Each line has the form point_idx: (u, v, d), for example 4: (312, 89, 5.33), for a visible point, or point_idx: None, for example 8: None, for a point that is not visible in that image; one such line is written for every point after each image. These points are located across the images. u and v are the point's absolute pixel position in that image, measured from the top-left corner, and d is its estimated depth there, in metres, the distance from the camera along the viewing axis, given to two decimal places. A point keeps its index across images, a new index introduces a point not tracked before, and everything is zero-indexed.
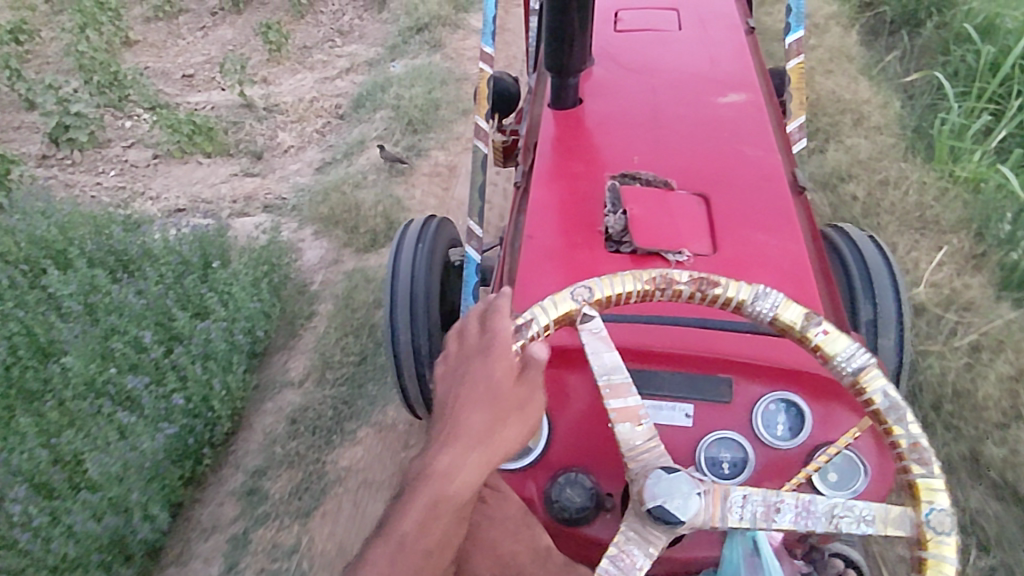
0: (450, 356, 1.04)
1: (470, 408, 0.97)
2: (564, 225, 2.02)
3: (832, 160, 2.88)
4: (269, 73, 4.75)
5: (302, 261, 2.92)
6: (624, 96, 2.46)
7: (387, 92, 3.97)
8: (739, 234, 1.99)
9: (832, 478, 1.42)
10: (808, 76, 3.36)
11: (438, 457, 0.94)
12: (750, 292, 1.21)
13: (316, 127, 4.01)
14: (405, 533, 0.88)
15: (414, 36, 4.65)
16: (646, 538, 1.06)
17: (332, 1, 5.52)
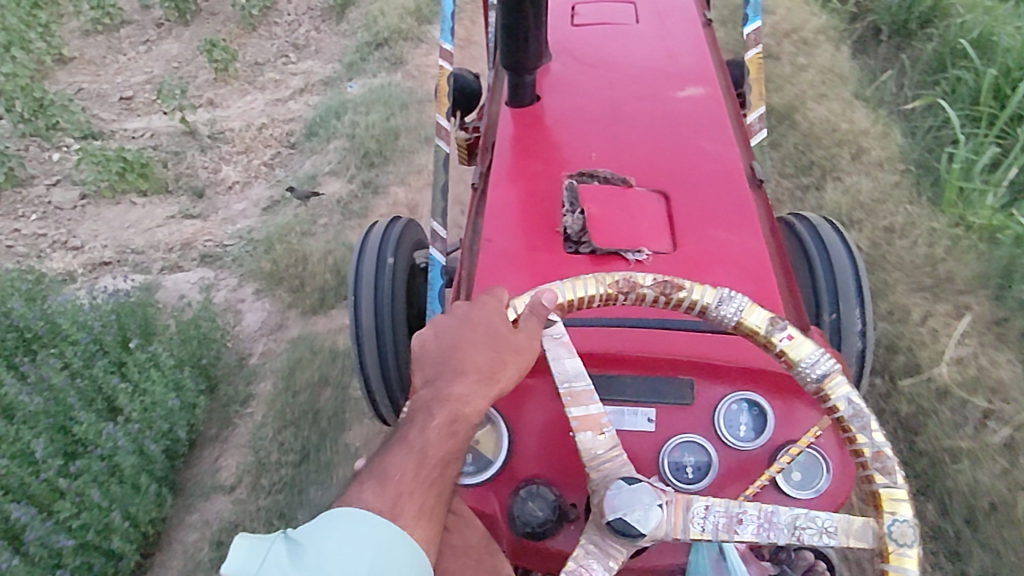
0: (447, 315, 1.20)
1: (475, 349, 1.13)
2: (522, 229, 1.90)
3: (830, 202, 2.65)
4: (216, 94, 4.35)
5: (241, 328, 2.62)
6: (581, 92, 2.30)
7: (341, 119, 3.59)
8: (703, 233, 1.90)
9: (796, 478, 1.37)
10: (800, 102, 3.08)
11: (451, 386, 1.09)
12: (714, 296, 1.25)
13: (264, 159, 3.65)
14: (427, 442, 1.02)
15: (374, 52, 4.28)
16: (606, 551, 1.10)
17: (287, 13, 5.13)
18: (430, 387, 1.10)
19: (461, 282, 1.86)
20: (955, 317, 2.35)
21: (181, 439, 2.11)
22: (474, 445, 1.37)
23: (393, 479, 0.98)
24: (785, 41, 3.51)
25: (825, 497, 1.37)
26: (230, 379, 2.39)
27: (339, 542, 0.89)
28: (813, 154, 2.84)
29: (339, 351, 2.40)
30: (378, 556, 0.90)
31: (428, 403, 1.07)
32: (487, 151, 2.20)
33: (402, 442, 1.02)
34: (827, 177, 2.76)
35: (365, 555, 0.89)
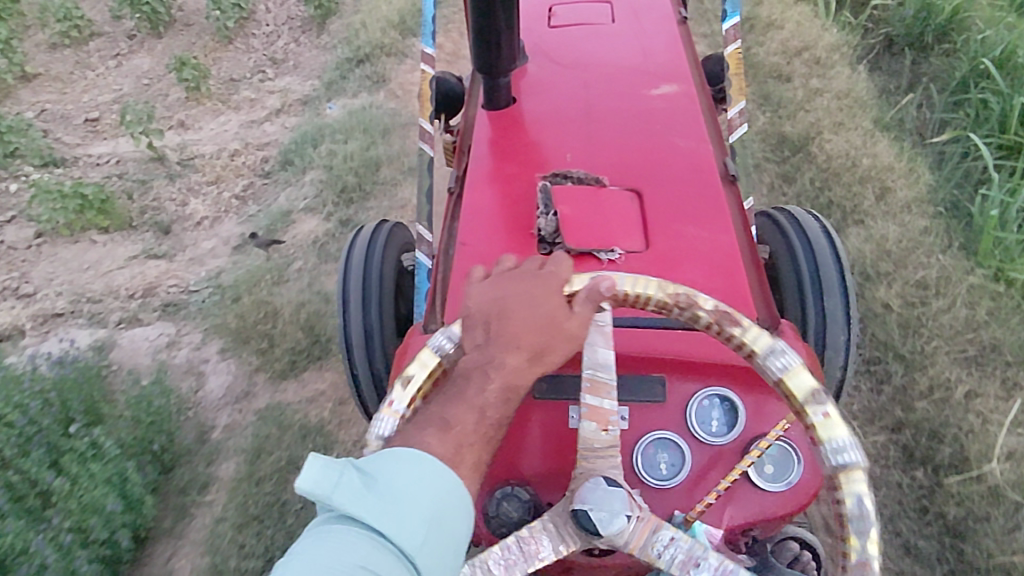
0: (513, 274, 1.26)
1: (529, 325, 1.18)
2: (498, 231, 1.99)
3: (853, 250, 2.43)
4: (187, 115, 4.06)
5: (203, 394, 2.38)
6: (557, 92, 2.33)
7: (318, 148, 3.33)
8: (672, 229, 1.97)
9: (768, 471, 1.43)
10: (816, 135, 2.84)
11: (503, 356, 1.15)
12: (766, 344, 1.20)
13: (235, 190, 3.38)
14: (485, 402, 1.11)
15: (355, 68, 4.00)
16: (560, 535, 1.20)
17: (265, 23, 4.84)
18: (480, 351, 1.17)
19: (439, 284, 1.98)
20: (1007, 397, 2.14)
21: (123, 547, 1.89)
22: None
23: (456, 428, 1.08)
24: (796, 62, 3.26)
25: (796, 489, 1.42)
26: (188, 458, 2.17)
27: (411, 477, 1.01)
28: (831, 192, 2.63)
29: (311, 428, 2.18)
30: (439, 505, 1.01)
31: (481, 368, 1.14)
32: (464, 154, 2.25)
33: (459, 398, 1.12)
34: (851, 220, 2.55)
35: (427, 499, 1.00)
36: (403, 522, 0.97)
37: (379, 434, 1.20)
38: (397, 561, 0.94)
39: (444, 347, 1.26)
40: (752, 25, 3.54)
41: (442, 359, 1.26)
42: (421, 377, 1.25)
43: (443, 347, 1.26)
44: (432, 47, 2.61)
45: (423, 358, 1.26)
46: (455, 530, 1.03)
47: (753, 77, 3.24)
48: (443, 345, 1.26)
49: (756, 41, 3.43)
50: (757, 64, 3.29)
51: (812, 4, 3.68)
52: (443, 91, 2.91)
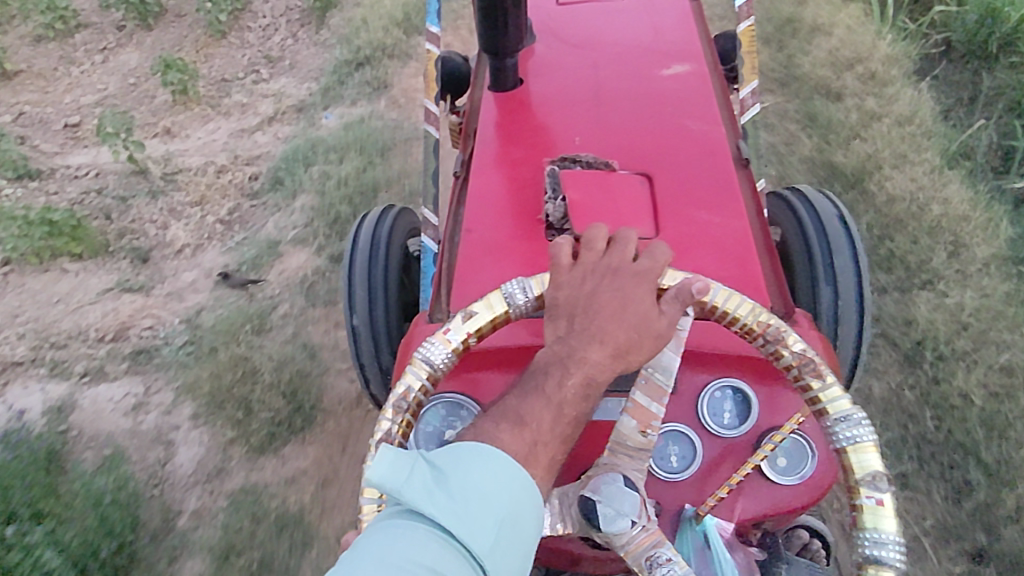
0: (608, 263, 1.17)
1: (614, 317, 1.08)
2: (505, 218, 1.82)
3: (925, 326, 2.18)
4: (174, 121, 3.75)
5: (168, 468, 2.12)
6: (566, 74, 2.14)
7: (310, 168, 3.01)
8: (686, 214, 1.80)
9: (780, 465, 1.35)
10: (874, 170, 2.49)
11: (584, 350, 1.06)
12: (842, 409, 1.11)
13: (220, 213, 3.07)
14: (564, 399, 1.02)
15: (354, 71, 3.63)
16: (560, 513, 1.15)
17: (262, 15, 4.48)
18: (563, 344, 1.08)
19: (442, 274, 1.78)
20: None
21: None
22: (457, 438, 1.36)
23: (532, 425, 1.00)
24: (849, 74, 2.87)
25: (809, 483, 1.34)
26: (149, 552, 1.95)
27: (486, 474, 0.93)
28: (891, 243, 2.34)
29: (288, 519, 1.96)
30: (512, 505, 0.93)
31: (559, 361, 1.05)
32: (470, 137, 2.08)
33: (537, 392, 1.03)
34: (917, 281, 2.27)
35: (507, 499, 0.92)
36: (475, 521, 0.89)
37: (426, 359, 1.20)
38: (468, 566, 0.86)
39: (517, 298, 1.23)
40: (795, 29, 3.15)
41: (514, 310, 1.23)
42: (484, 318, 1.22)
43: (515, 299, 1.23)
44: (436, 23, 2.52)
45: (495, 301, 1.24)
46: (529, 532, 0.94)
47: (798, 95, 2.88)
48: (517, 297, 1.23)
49: (801, 49, 3.05)
50: (802, 79, 2.93)
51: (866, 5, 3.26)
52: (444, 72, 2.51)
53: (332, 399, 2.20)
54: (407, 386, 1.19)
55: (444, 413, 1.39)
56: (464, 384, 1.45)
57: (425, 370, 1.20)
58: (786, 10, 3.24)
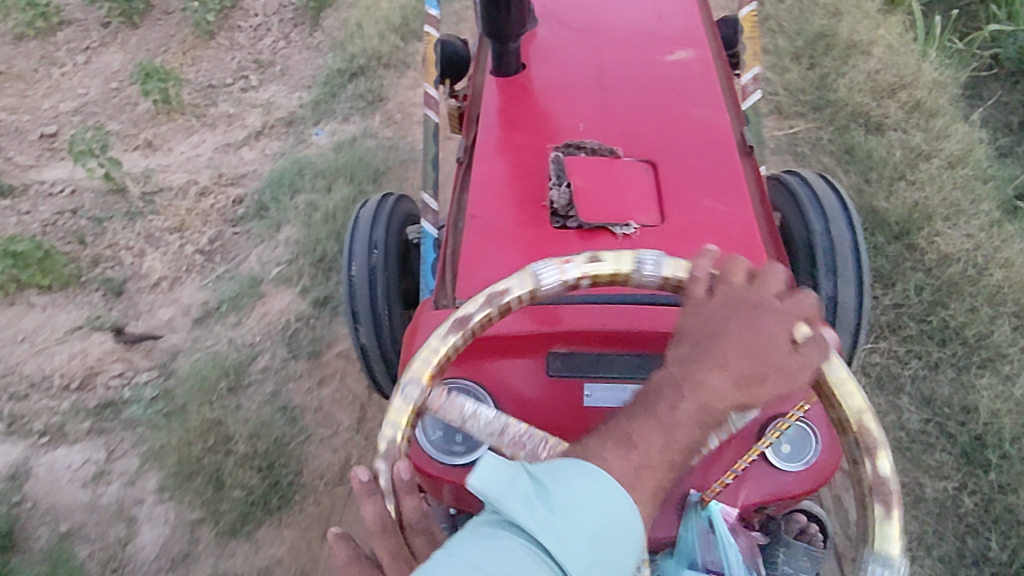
0: (747, 290, 0.93)
1: (743, 347, 0.87)
2: (509, 202, 1.72)
3: (983, 414, 1.95)
4: (156, 133, 3.50)
5: (130, 551, 1.97)
6: (570, 58, 2.03)
7: (297, 197, 2.77)
8: (691, 204, 1.72)
9: (784, 451, 1.21)
10: (923, 221, 2.23)
11: (703, 375, 0.86)
12: (883, 551, 0.88)
13: (200, 242, 2.83)
14: (676, 425, 0.85)
15: (348, 83, 3.37)
16: None
17: (253, 14, 4.21)
18: (678, 364, 0.89)
19: (447, 258, 1.72)
20: None
21: None
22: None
23: (641, 446, 0.83)
24: (891, 103, 2.59)
25: (813, 470, 1.21)
26: None
27: (588, 489, 0.78)
28: (945, 309, 2.10)
29: None
30: (610, 531, 0.76)
31: (673, 382, 0.87)
32: (473, 124, 1.98)
33: (645, 415, 0.86)
34: (976, 359, 2.03)
35: (604, 521, 0.76)
36: (572, 539, 0.73)
37: (535, 274, 1.03)
38: None
39: (649, 270, 1.02)
40: (828, 46, 2.89)
41: (637, 280, 1.03)
42: (606, 269, 1.02)
43: (646, 271, 1.02)
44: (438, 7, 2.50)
45: (629, 258, 1.03)
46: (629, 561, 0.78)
47: (833, 123, 2.62)
48: (648, 270, 1.02)
49: (837, 71, 2.78)
50: (838, 104, 2.66)
51: (908, 25, 2.98)
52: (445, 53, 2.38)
53: (312, 474, 2.02)
54: (508, 290, 1.03)
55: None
56: (472, 370, 1.32)
57: (530, 284, 1.03)
58: (817, 26, 2.97)
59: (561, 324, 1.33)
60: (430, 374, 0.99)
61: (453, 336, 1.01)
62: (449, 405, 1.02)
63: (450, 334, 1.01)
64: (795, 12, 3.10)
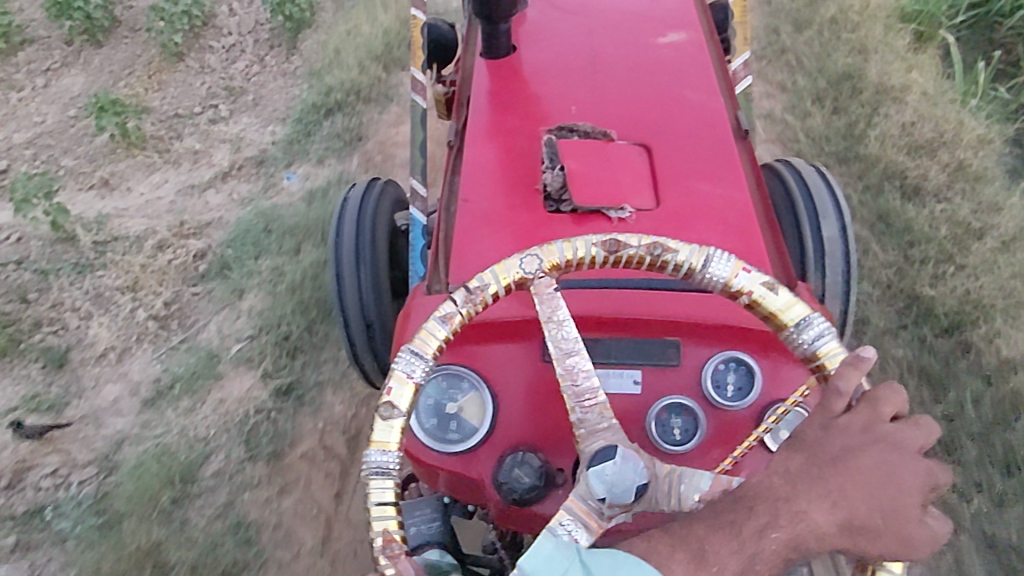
0: (901, 442, 0.86)
1: (861, 488, 0.83)
2: (500, 187, 1.71)
3: None
4: (114, 170, 3.18)
5: None
6: (560, 42, 2.03)
7: (262, 259, 2.47)
8: (684, 184, 1.73)
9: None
10: (978, 315, 2.00)
11: (810, 506, 0.82)
12: None
13: (154, 306, 2.49)
14: (759, 552, 0.81)
15: (323, 119, 3.06)
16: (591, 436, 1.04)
17: (227, 32, 3.90)
18: (786, 481, 0.85)
19: (439, 247, 1.70)
20: None
21: None
22: (458, 410, 1.31)
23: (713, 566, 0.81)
24: (931, 163, 2.32)
25: None
26: None
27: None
28: (1011, 431, 1.85)
29: None
30: None
31: (776, 502, 0.84)
32: (464, 106, 1.95)
33: (731, 530, 0.83)
34: None
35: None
36: None
37: (711, 263, 1.09)
38: None
39: (810, 337, 1.06)
40: (854, 89, 2.62)
41: (791, 332, 1.07)
42: (774, 303, 1.07)
43: (808, 335, 1.06)
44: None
45: (801, 313, 1.07)
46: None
47: (864, 182, 2.33)
48: (808, 337, 1.06)
49: (868, 120, 2.50)
50: (868, 160, 2.37)
51: (942, 71, 2.72)
52: (429, 39, 2.41)
53: None
54: (675, 253, 1.10)
55: (445, 385, 1.32)
56: (468, 358, 1.35)
57: (698, 262, 1.09)
58: (841, 66, 2.71)
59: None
60: (556, 262, 1.09)
61: (602, 247, 1.10)
62: (551, 302, 1.08)
63: (605, 243, 1.11)
64: (814, 47, 2.85)
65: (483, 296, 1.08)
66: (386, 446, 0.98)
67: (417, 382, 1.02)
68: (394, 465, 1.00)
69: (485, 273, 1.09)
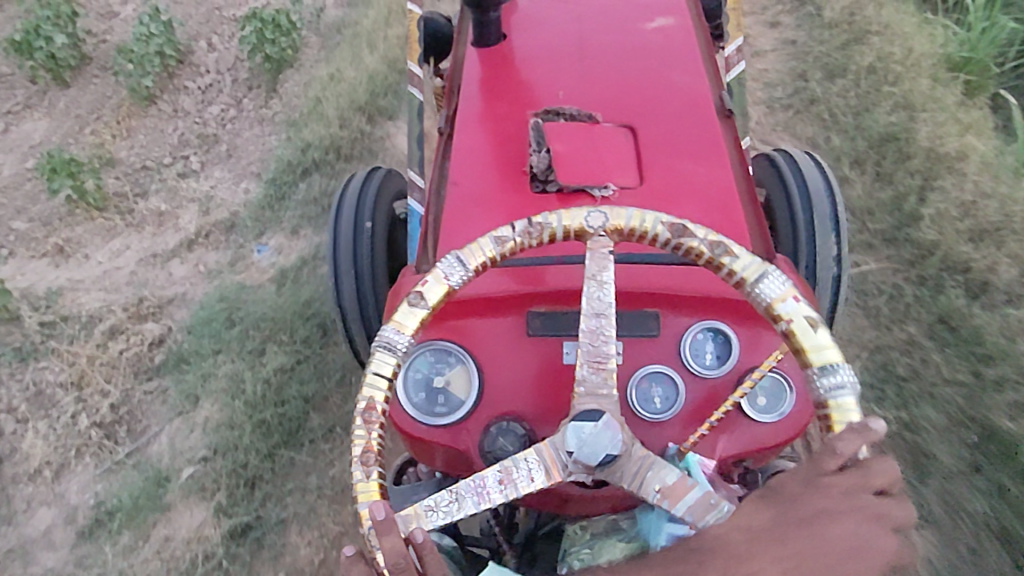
0: (877, 516, 0.85)
1: (819, 552, 0.83)
2: (491, 169, 1.67)
3: None
4: (70, 236, 2.86)
5: None
6: (549, 28, 1.92)
7: (219, 355, 2.14)
8: (667, 162, 1.69)
9: (759, 403, 1.30)
10: None
11: (766, 563, 0.82)
12: None
13: (99, 411, 2.17)
14: None
15: (299, 180, 2.74)
16: (593, 394, 1.05)
17: (202, 69, 3.54)
18: (748, 539, 0.84)
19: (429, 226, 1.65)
20: None
21: None
22: (446, 384, 1.30)
23: None
24: (998, 254, 2.03)
25: (788, 421, 1.30)
26: None
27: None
28: None
29: None
30: None
31: (738, 558, 0.83)
32: (454, 93, 1.87)
33: None
34: None
35: None
36: None
37: (764, 279, 1.05)
38: None
39: (829, 384, 1.00)
40: (900, 152, 2.30)
41: (812, 373, 1.01)
42: (808, 339, 1.01)
43: (829, 382, 1.00)
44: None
45: (832, 359, 1.00)
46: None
47: (919, 272, 2.06)
48: (830, 383, 1.00)
49: (919, 194, 2.19)
50: (923, 246, 2.09)
51: (998, 136, 2.40)
52: (426, 34, 2.15)
53: None
54: (735, 258, 1.06)
55: (434, 359, 1.29)
56: (458, 334, 1.35)
57: (755, 273, 1.05)
58: (883, 126, 2.37)
59: (543, 285, 1.39)
60: (621, 226, 1.07)
61: (669, 228, 1.07)
62: (601, 261, 1.07)
63: (673, 225, 1.06)
64: (851, 98, 2.53)
65: (543, 232, 1.07)
66: (402, 327, 1.03)
67: (451, 285, 1.06)
68: (401, 346, 1.03)
69: (552, 213, 1.08)
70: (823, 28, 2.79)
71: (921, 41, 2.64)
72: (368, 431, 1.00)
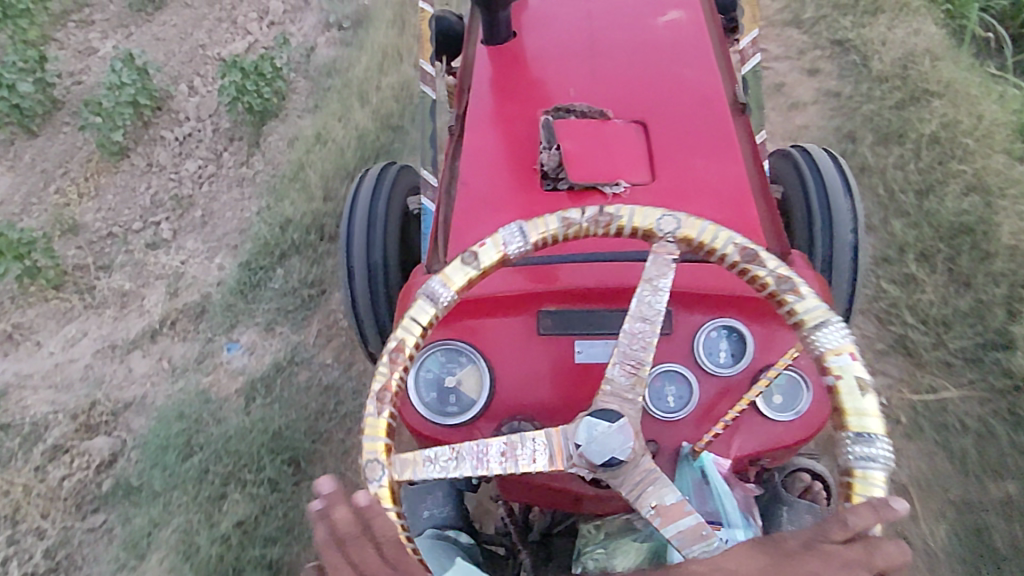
0: None
1: None
2: (505, 171, 1.35)
3: None
4: (21, 321, 2.53)
5: None
6: (564, 22, 1.53)
7: (172, 496, 1.92)
8: (683, 163, 1.35)
9: (774, 401, 1.09)
10: None
11: None
12: None
13: (32, 559, 1.99)
14: None
15: (277, 265, 2.41)
16: (620, 394, 0.86)
17: (173, 109, 3.01)
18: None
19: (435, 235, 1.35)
20: None
21: None
22: (457, 384, 1.09)
23: None
24: None
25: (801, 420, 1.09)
26: None
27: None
28: None
29: None
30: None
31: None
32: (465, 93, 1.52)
33: None
34: None
35: None
36: None
37: (821, 325, 0.85)
38: None
39: (857, 453, 0.81)
40: (977, 247, 2.00)
41: (846, 439, 0.81)
42: (851, 398, 0.82)
43: (860, 450, 0.80)
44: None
45: (873, 427, 0.81)
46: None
47: (1011, 404, 1.84)
48: (860, 451, 0.80)
49: (1006, 305, 1.92)
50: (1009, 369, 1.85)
51: None
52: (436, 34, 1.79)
53: None
54: (799, 298, 0.87)
55: (444, 358, 1.09)
56: (460, 328, 1.13)
57: (821, 315, 0.86)
58: (953, 213, 2.05)
59: (560, 283, 1.16)
60: (692, 236, 0.90)
61: (740, 249, 0.90)
62: (662, 266, 0.89)
63: (746, 247, 0.89)
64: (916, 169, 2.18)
65: (612, 224, 0.90)
66: (450, 281, 0.89)
67: (509, 253, 0.90)
68: (446, 300, 0.89)
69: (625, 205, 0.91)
70: (873, 81, 2.41)
71: (992, 106, 2.30)
72: (391, 369, 0.86)
